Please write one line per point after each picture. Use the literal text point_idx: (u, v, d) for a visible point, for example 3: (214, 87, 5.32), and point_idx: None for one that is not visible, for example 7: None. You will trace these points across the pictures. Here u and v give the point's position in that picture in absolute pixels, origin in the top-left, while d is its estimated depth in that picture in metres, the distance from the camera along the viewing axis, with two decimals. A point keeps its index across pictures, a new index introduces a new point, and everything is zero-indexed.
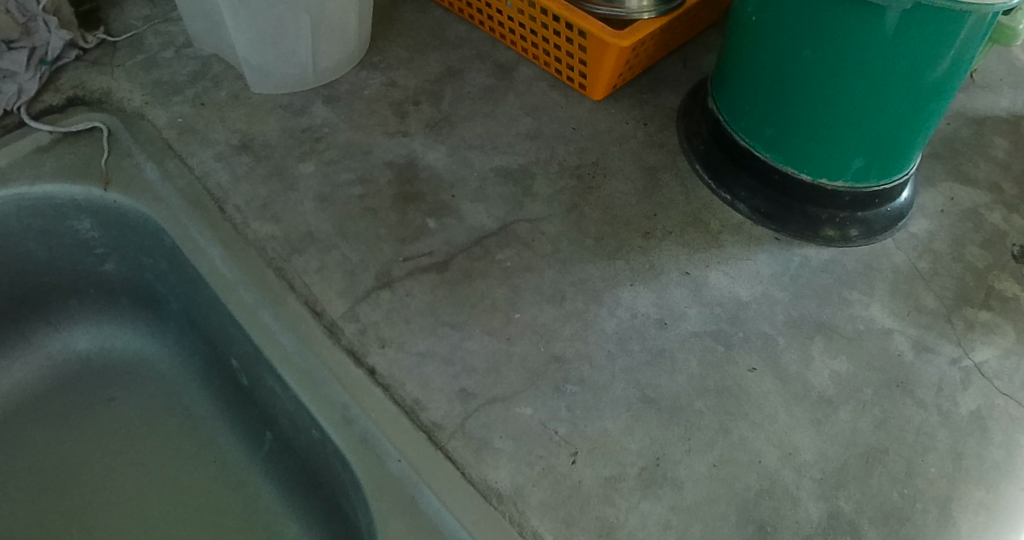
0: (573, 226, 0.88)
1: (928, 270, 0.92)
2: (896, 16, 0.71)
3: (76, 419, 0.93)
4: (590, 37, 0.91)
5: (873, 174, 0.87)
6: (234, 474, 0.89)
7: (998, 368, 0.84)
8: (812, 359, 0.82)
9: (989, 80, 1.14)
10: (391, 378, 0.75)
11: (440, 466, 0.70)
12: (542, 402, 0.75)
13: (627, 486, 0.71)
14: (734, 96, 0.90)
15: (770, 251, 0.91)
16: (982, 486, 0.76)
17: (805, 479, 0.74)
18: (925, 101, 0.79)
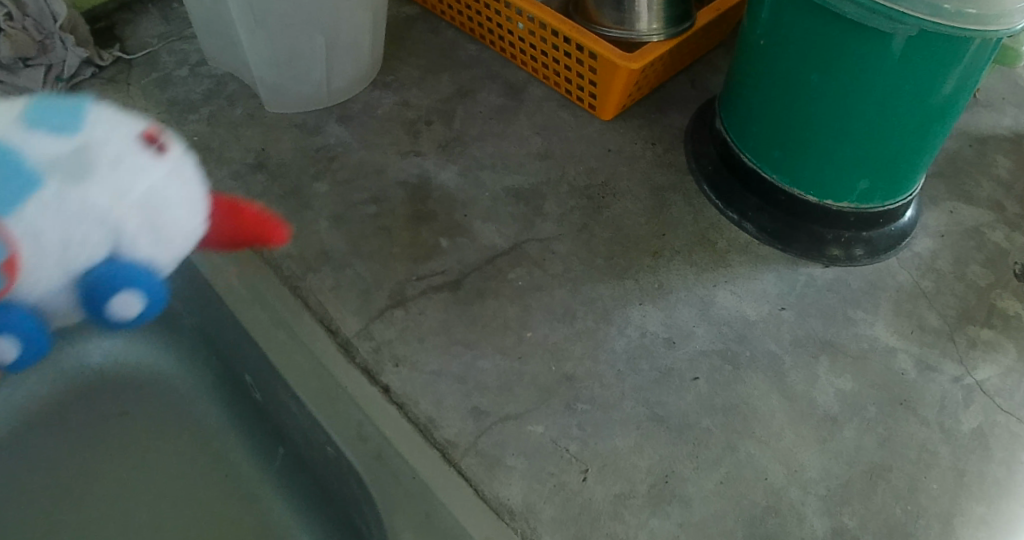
0: (583, 246, 0.90)
1: (931, 288, 0.93)
2: (902, 42, 0.73)
3: (90, 429, 0.94)
4: (600, 60, 0.93)
5: (877, 195, 0.89)
6: (245, 485, 0.91)
7: (1000, 386, 0.86)
8: (817, 378, 0.84)
9: (991, 100, 1.16)
10: (406, 397, 0.77)
11: (454, 483, 0.71)
12: (553, 419, 0.76)
13: (636, 503, 0.73)
14: (743, 119, 0.92)
15: (776, 270, 0.92)
16: (983, 502, 0.78)
17: (810, 495, 0.76)
18: (929, 124, 0.81)
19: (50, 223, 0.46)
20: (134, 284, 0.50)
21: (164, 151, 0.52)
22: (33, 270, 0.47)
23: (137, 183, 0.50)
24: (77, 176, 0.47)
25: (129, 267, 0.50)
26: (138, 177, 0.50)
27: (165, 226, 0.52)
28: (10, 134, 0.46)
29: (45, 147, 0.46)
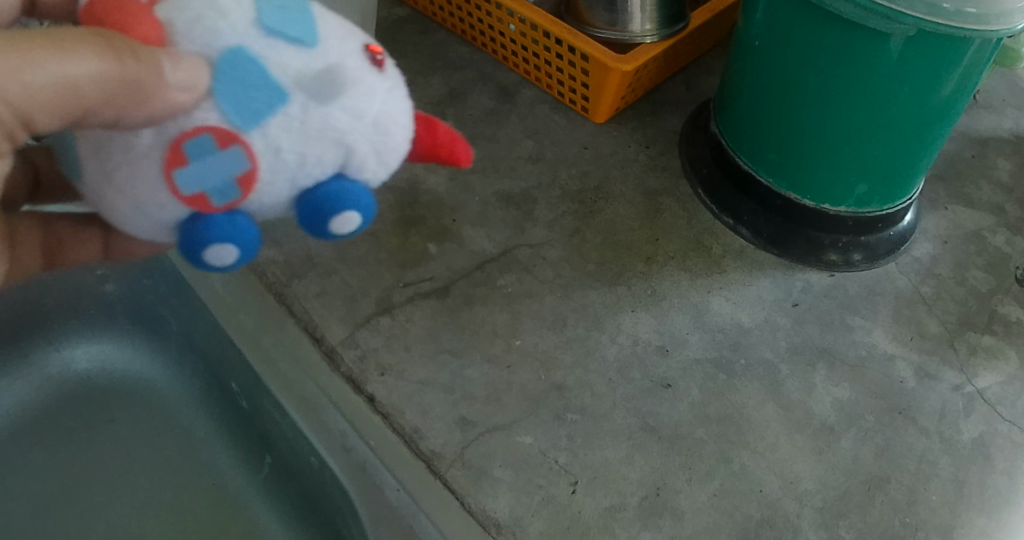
0: (574, 251, 0.88)
1: (931, 294, 0.91)
2: (900, 43, 0.71)
3: (76, 438, 0.89)
4: (592, 61, 0.91)
5: (875, 199, 0.87)
6: (233, 497, 0.85)
7: (1001, 394, 0.84)
8: (813, 387, 0.82)
9: (991, 101, 1.14)
10: (391, 406, 0.75)
11: (440, 496, 0.70)
12: (542, 430, 0.75)
13: (627, 516, 0.71)
14: (738, 121, 0.90)
15: (772, 275, 0.90)
16: (983, 514, 0.76)
17: (807, 508, 0.74)
18: (928, 127, 0.79)
19: (292, 141, 0.42)
20: (360, 205, 0.45)
21: (383, 65, 0.46)
22: (266, 184, 0.43)
23: (383, 102, 0.45)
24: (328, 95, 0.42)
25: (352, 184, 0.45)
26: (376, 95, 0.45)
27: (393, 158, 0.46)
28: (250, 40, 0.41)
29: (291, 59, 0.42)
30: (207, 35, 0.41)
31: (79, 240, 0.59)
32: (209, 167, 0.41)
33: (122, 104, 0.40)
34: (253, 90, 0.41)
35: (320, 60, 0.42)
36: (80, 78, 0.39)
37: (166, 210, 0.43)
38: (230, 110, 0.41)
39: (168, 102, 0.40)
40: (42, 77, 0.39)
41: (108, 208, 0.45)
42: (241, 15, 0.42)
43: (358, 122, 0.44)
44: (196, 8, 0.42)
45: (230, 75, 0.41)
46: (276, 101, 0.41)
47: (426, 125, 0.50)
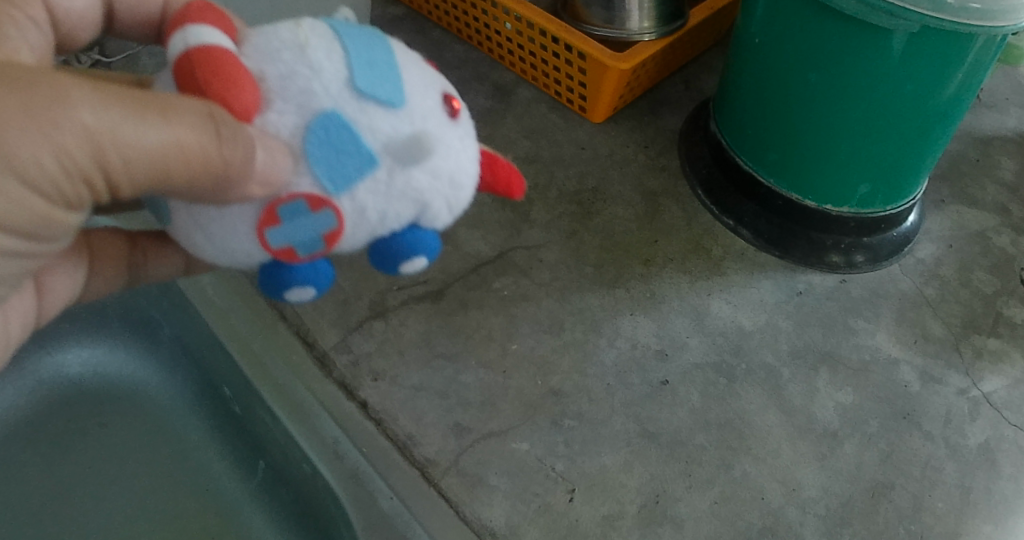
0: (572, 253, 0.86)
1: (935, 296, 0.90)
2: (903, 39, 0.70)
3: (66, 443, 0.87)
4: (589, 60, 0.90)
5: (878, 199, 0.85)
6: (225, 504, 0.83)
7: (1007, 398, 0.82)
8: (816, 391, 0.80)
9: (994, 100, 1.12)
10: (384, 412, 0.73)
11: (433, 504, 0.69)
12: (538, 436, 0.73)
13: (626, 525, 0.69)
14: (738, 120, 0.88)
15: (773, 278, 0.89)
16: (991, 521, 0.74)
17: (809, 515, 0.72)
18: (932, 126, 0.78)
19: (378, 205, 0.41)
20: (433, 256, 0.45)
21: (461, 115, 0.45)
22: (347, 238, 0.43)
23: (462, 161, 0.44)
24: (415, 160, 0.41)
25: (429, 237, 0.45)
26: (456, 153, 0.43)
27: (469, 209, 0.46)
28: (346, 103, 0.40)
29: (382, 123, 0.40)
30: (298, 96, 0.40)
31: (162, 250, 0.61)
32: (298, 227, 0.41)
33: (216, 175, 0.39)
34: (346, 155, 0.40)
35: (411, 124, 0.41)
36: (181, 144, 0.38)
37: (247, 253, 0.42)
38: (322, 177, 0.40)
39: (262, 173, 0.39)
40: (153, 142, 0.38)
41: (193, 248, 0.44)
42: (333, 75, 0.40)
43: (441, 182, 0.43)
44: (284, 66, 0.40)
45: (323, 141, 0.40)
46: (366, 166, 0.40)
47: (489, 162, 0.49)
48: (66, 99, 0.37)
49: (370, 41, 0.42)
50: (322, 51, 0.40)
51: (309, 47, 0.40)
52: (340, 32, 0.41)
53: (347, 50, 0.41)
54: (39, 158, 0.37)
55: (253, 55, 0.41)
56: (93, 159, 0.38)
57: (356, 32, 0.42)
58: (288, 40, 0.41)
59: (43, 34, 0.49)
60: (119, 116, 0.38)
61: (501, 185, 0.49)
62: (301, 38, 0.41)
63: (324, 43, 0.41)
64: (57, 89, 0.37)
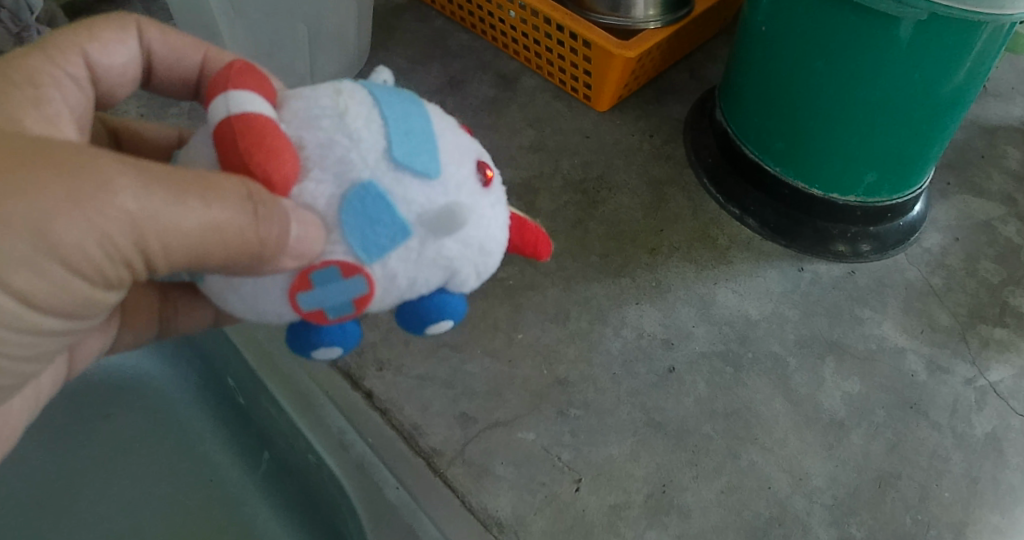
0: (577, 243, 0.86)
1: (942, 285, 0.89)
2: (911, 27, 0.69)
3: (69, 432, 0.86)
4: (594, 48, 0.89)
5: (885, 188, 0.85)
6: (229, 495, 0.83)
7: (1014, 388, 0.82)
8: (823, 381, 0.80)
9: (1000, 89, 1.12)
10: (389, 402, 0.73)
11: (439, 494, 0.68)
12: (544, 426, 0.73)
13: (632, 514, 0.69)
14: (744, 108, 0.88)
15: (779, 267, 0.88)
16: (998, 511, 0.74)
17: (816, 505, 0.72)
18: (939, 114, 0.77)
19: (408, 270, 0.42)
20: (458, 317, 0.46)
21: (493, 182, 0.46)
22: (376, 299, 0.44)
23: (492, 228, 0.45)
24: (446, 230, 0.42)
25: (453, 300, 0.46)
26: (486, 221, 0.45)
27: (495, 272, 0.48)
28: (381, 175, 0.41)
29: (416, 195, 0.41)
30: (337, 167, 0.41)
31: (192, 303, 0.60)
32: (332, 292, 0.42)
33: (252, 248, 0.41)
34: (380, 225, 0.41)
35: (442, 195, 0.42)
36: (220, 224, 0.40)
37: (279, 313, 0.44)
38: (358, 246, 0.41)
39: (299, 243, 0.40)
40: (192, 224, 0.40)
41: (229, 303, 0.46)
42: (372, 146, 0.41)
43: (470, 249, 0.44)
44: (327, 136, 0.41)
45: (358, 211, 0.41)
46: (399, 237, 0.41)
47: (518, 224, 0.49)
48: (109, 187, 0.39)
49: (407, 111, 0.43)
50: (362, 122, 0.42)
51: (349, 118, 0.42)
52: (379, 102, 0.43)
53: (386, 121, 0.42)
54: (85, 245, 0.39)
55: (295, 123, 0.42)
56: (135, 242, 0.40)
57: (395, 100, 0.44)
58: (330, 110, 0.42)
59: (82, 91, 0.51)
60: (161, 201, 0.39)
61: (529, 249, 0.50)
62: (341, 108, 0.42)
63: (363, 112, 0.42)
64: (103, 175, 0.39)
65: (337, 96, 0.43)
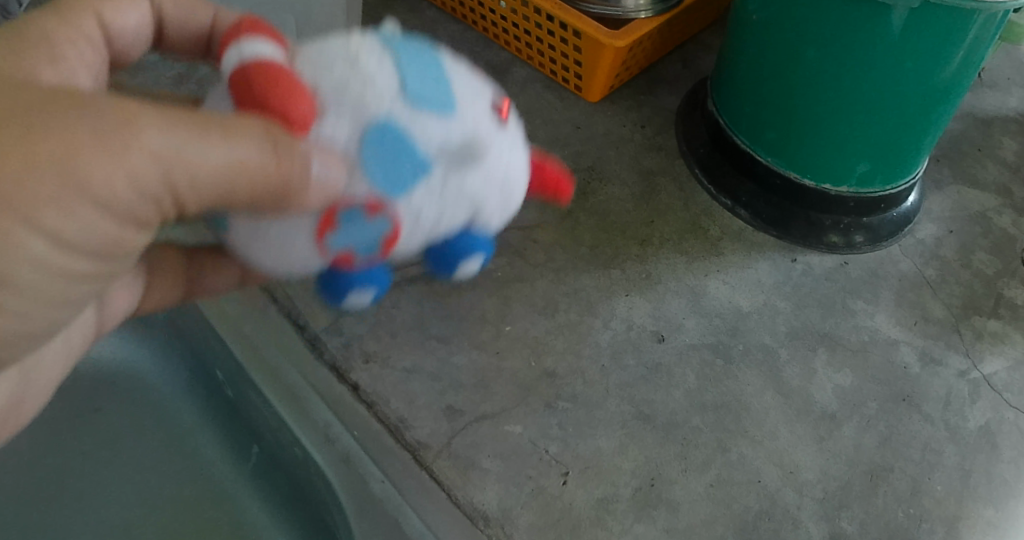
0: (567, 234, 0.85)
1: (936, 277, 0.88)
2: (903, 16, 0.68)
3: (55, 429, 0.85)
4: (585, 38, 0.88)
5: (878, 178, 0.84)
6: (218, 489, 0.83)
7: (1008, 380, 0.81)
8: (815, 373, 0.79)
9: (996, 79, 1.11)
10: (376, 395, 0.72)
11: (425, 487, 0.68)
12: (532, 419, 0.72)
13: (620, 508, 0.68)
14: (735, 98, 0.87)
15: (771, 258, 0.88)
16: (990, 504, 0.73)
17: (807, 499, 0.72)
18: (932, 104, 0.76)
19: (433, 209, 0.41)
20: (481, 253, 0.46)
21: (508, 118, 0.45)
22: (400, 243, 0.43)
23: (513, 162, 0.44)
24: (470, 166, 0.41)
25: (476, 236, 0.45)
26: (506, 156, 0.44)
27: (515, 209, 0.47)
28: (399, 111, 0.39)
29: (438, 131, 0.40)
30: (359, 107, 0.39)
31: (218, 265, 0.61)
32: (355, 235, 0.41)
33: (273, 189, 0.39)
34: (402, 164, 0.39)
35: (464, 129, 0.41)
36: (245, 162, 0.38)
37: (298, 261, 0.42)
38: (389, 188, 0.39)
39: (319, 184, 0.38)
40: (218, 162, 0.38)
41: (254, 254, 0.44)
42: (387, 83, 0.39)
43: (494, 183, 0.43)
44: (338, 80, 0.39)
45: (379, 151, 0.39)
46: (423, 172, 0.40)
47: (536, 166, 0.49)
48: (133, 125, 0.37)
49: (418, 51, 0.41)
50: (374, 61, 0.40)
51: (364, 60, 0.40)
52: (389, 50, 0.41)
53: (398, 59, 0.40)
54: (112, 188, 0.37)
55: (305, 69, 0.40)
56: (164, 181, 0.38)
57: (404, 42, 0.42)
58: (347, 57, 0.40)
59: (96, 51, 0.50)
60: (186, 139, 0.37)
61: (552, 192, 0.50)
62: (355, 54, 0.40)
63: (372, 52, 0.40)
64: (125, 113, 0.37)
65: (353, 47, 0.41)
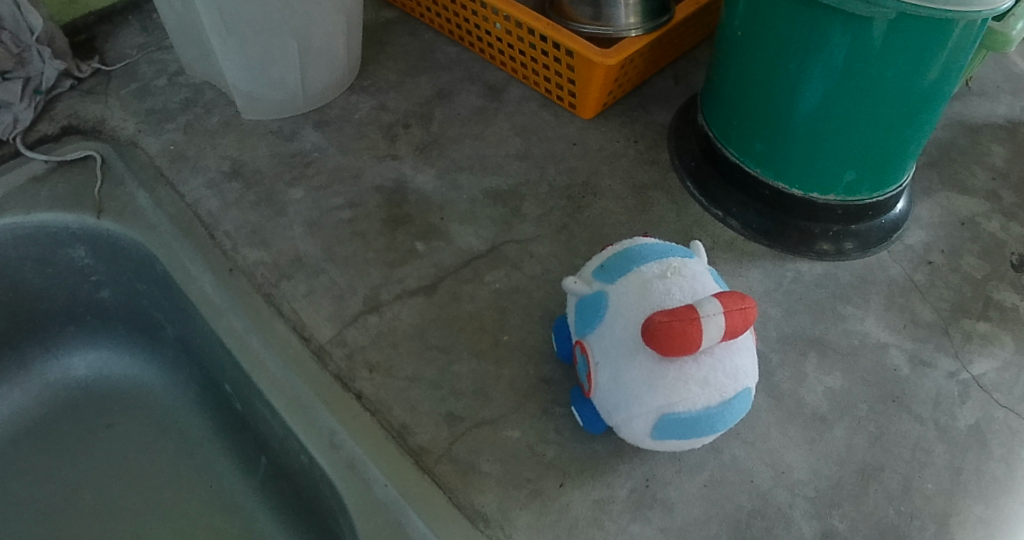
0: (562, 246, 0.88)
1: (925, 281, 0.91)
2: (882, 28, 0.71)
3: (75, 443, 0.91)
4: (577, 57, 0.91)
5: (865, 187, 0.86)
6: (232, 498, 0.87)
7: (997, 380, 0.83)
8: (805, 376, 0.82)
9: (985, 88, 1.13)
10: (379, 402, 0.75)
11: (427, 491, 0.69)
12: (529, 424, 0.74)
13: (616, 509, 0.71)
14: (723, 111, 0.90)
15: (763, 266, 0.90)
16: (981, 502, 0.75)
17: (798, 498, 0.74)
18: (917, 111, 0.79)
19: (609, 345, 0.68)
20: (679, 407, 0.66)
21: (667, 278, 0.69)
22: (598, 375, 0.69)
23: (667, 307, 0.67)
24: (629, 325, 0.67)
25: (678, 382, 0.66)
26: (639, 304, 0.67)
27: (704, 342, 0.63)
28: (588, 288, 0.72)
29: (605, 298, 0.69)
30: (710, 347, 0.65)
31: None
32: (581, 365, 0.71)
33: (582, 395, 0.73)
34: (589, 317, 0.70)
35: (618, 280, 0.70)
36: None
37: (611, 425, 0.70)
38: (607, 306, 0.69)
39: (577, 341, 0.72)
40: None
41: (621, 433, 0.70)
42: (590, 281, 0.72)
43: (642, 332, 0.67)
44: (682, 285, 0.68)
45: (584, 314, 0.71)
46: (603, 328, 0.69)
47: (729, 312, 0.64)
48: None
49: (614, 254, 0.73)
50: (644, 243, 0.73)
51: (688, 269, 0.70)
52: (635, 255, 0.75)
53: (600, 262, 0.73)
54: None
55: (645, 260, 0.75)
56: None
57: (633, 245, 0.73)
58: (661, 277, 0.68)
59: None
60: None
61: (746, 325, 0.65)
62: (676, 267, 0.69)
63: (654, 242, 0.73)
64: None
65: (662, 264, 0.69)
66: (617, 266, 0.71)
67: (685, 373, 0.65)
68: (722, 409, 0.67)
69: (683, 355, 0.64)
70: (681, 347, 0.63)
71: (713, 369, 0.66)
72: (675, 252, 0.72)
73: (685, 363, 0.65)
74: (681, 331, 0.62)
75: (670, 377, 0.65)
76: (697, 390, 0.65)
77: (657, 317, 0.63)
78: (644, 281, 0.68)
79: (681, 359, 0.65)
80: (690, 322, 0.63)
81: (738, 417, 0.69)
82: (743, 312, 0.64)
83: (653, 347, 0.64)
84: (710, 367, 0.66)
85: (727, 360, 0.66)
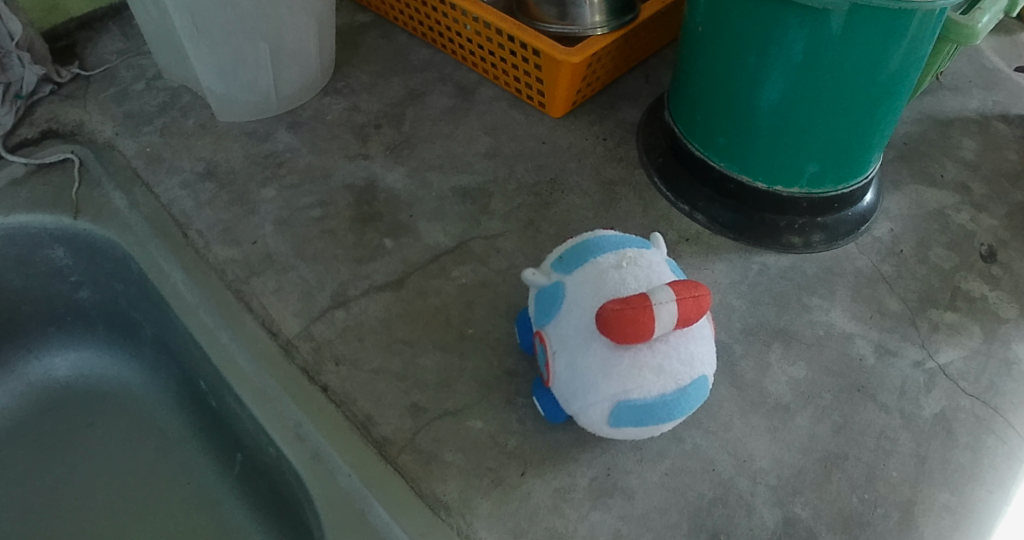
0: (528, 242, 0.89)
1: (892, 272, 0.91)
2: (839, 20, 0.72)
3: (56, 442, 0.92)
4: (543, 55, 0.93)
5: (828, 179, 0.87)
6: (208, 494, 0.88)
7: (963, 369, 0.84)
8: (769, 366, 0.83)
9: (956, 82, 1.14)
10: (344, 395, 0.76)
11: (389, 480, 0.71)
12: (492, 414, 0.76)
13: (577, 497, 0.71)
14: (687, 106, 0.91)
15: (729, 259, 0.91)
16: (946, 489, 0.76)
17: (760, 486, 0.74)
18: (877, 103, 0.80)
19: (566, 333, 0.69)
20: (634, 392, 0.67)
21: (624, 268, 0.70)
22: (556, 363, 0.70)
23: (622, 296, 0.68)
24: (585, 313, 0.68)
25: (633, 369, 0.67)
26: (594, 293, 0.68)
27: (657, 329, 0.64)
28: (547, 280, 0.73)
29: (563, 288, 0.70)
30: (664, 334, 0.66)
31: None
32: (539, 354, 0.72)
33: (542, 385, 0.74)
34: (546, 308, 0.71)
35: (576, 270, 0.71)
36: None
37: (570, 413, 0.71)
38: (563, 295, 0.70)
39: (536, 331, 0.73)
40: None
41: (580, 420, 0.71)
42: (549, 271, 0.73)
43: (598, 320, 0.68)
44: (637, 275, 0.69)
45: (542, 305, 0.72)
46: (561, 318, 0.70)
47: (681, 300, 0.65)
48: None
49: (573, 246, 0.74)
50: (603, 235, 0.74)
51: (644, 259, 0.71)
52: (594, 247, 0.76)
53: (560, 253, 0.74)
54: None
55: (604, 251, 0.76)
56: None
57: (593, 237, 0.74)
58: (616, 267, 0.69)
59: None
60: None
61: (700, 313, 0.66)
62: (632, 257, 0.70)
63: (614, 234, 0.74)
64: None
65: (618, 254, 0.71)
66: (575, 257, 0.72)
67: (639, 361, 0.66)
68: (678, 396, 0.67)
69: (636, 343, 0.65)
70: (634, 334, 0.64)
71: (667, 356, 0.67)
72: (633, 243, 0.73)
73: (639, 351, 0.66)
74: (634, 319, 0.63)
75: (625, 364, 0.66)
76: (652, 377, 0.66)
77: (611, 305, 0.64)
78: (600, 271, 0.69)
79: (635, 347, 0.66)
80: (642, 309, 0.63)
81: (696, 404, 0.69)
82: (696, 300, 0.65)
83: (607, 334, 0.65)
84: (664, 354, 0.66)
85: (681, 347, 0.67)
